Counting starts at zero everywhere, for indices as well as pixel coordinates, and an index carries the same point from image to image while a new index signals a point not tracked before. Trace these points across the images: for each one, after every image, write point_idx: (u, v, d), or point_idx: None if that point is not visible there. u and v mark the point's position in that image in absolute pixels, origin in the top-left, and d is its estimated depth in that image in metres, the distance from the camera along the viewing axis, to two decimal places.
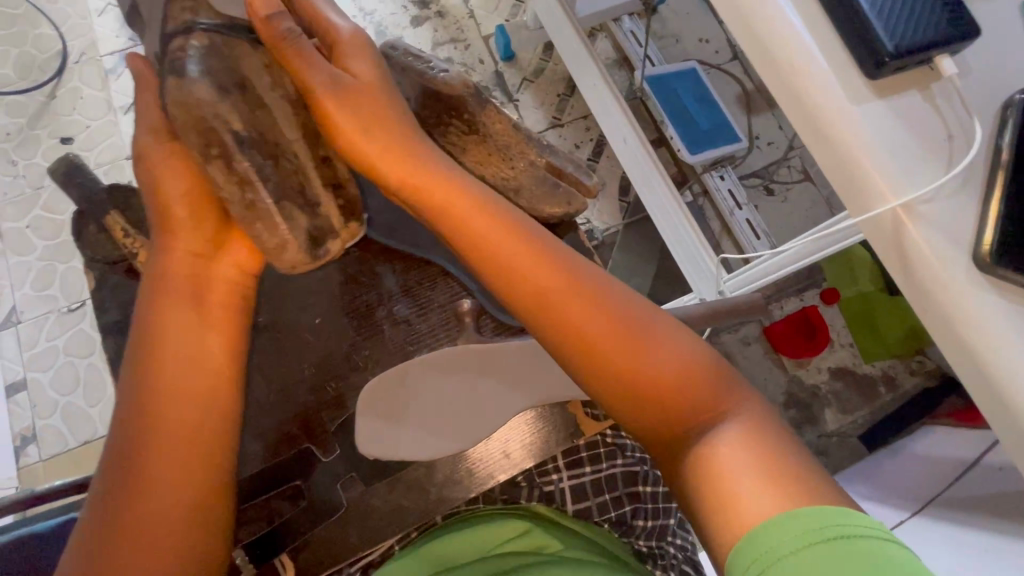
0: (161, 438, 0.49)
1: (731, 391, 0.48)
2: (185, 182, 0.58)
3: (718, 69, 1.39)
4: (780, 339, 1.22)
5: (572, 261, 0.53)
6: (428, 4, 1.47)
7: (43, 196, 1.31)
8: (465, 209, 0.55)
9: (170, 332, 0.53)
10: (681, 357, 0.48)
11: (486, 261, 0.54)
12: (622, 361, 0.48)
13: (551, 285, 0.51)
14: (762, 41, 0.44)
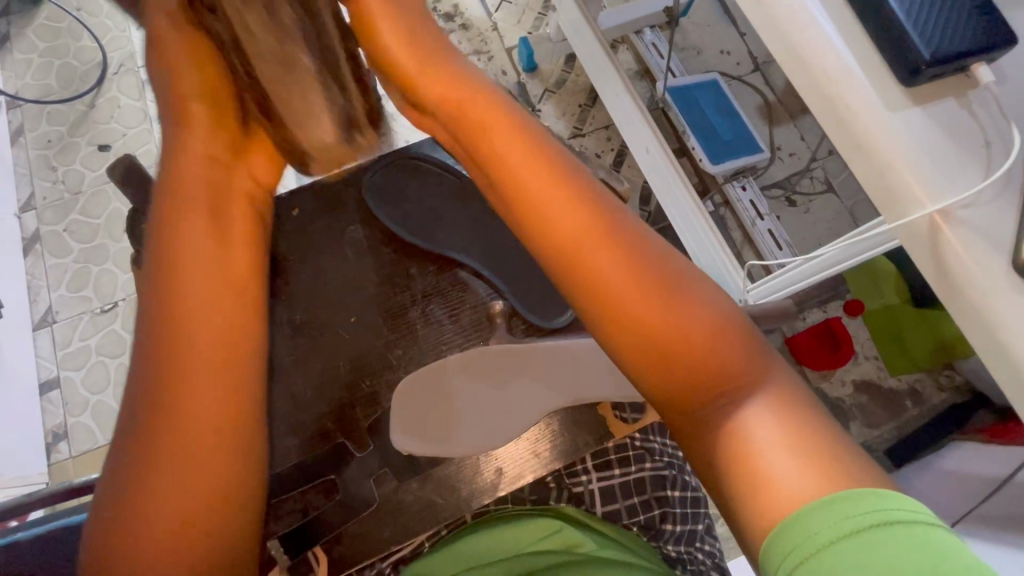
0: (181, 382, 0.44)
1: (762, 360, 0.44)
2: (200, 78, 0.52)
3: (739, 81, 1.40)
4: (804, 351, 1.20)
5: (607, 206, 0.48)
6: (453, 17, 1.50)
7: (80, 200, 1.36)
8: (499, 144, 0.51)
9: (191, 263, 0.48)
10: (714, 314, 0.44)
11: (519, 198, 0.49)
12: (654, 311, 0.44)
13: (595, 245, 0.46)
14: (797, 51, 0.45)
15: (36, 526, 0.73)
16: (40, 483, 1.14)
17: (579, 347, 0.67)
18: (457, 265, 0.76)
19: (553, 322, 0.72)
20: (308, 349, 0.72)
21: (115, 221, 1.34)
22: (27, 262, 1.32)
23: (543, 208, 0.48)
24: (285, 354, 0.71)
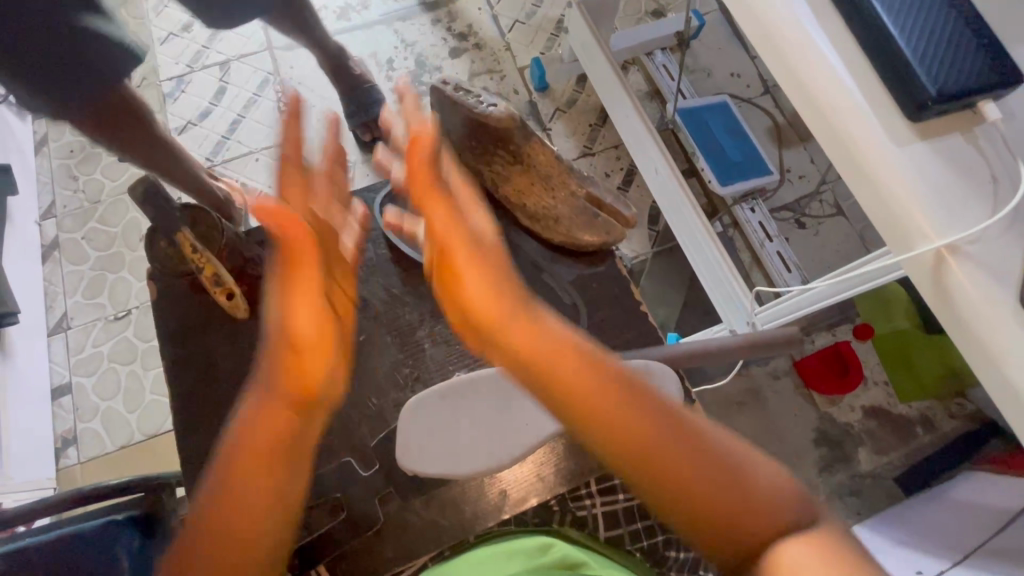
0: (250, 522, 0.46)
1: (796, 498, 0.46)
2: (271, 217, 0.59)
3: (749, 104, 1.41)
4: (811, 374, 1.20)
5: (621, 368, 0.51)
6: (467, 37, 1.53)
7: (99, 209, 1.39)
8: (503, 306, 0.53)
9: (271, 413, 0.50)
10: (758, 474, 0.46)
11: (534, 365, 0.51)
12: (681, 471, 0.46)
13: (592, 397, 0.48)
14: (803, 84, 0.46)
15: (43, 534, 0.74)
16: (48, 488, 1.15)
17: None
18: None
19: None
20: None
21: (132, 230, 1.37)
22: (45, 269, 1.34)
23: (558, 373, 0.50)
24: None
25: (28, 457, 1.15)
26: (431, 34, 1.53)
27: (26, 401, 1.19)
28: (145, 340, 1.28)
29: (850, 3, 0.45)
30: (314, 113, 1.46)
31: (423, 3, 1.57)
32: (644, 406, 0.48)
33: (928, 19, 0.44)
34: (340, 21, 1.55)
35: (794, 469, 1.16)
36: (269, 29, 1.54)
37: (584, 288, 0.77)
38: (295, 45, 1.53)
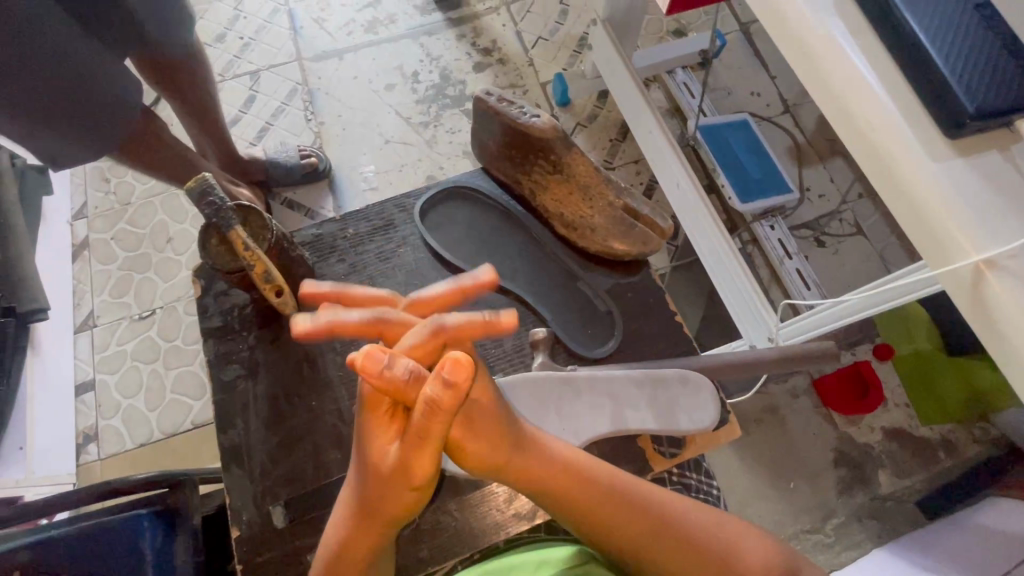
0: None
1: (750, 539, 0.53)
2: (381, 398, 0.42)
3: (769, 122, 1.43)
4: (829, 392, 1.18)
5: (589, 467, 0.53)
6: (491, 52, 1.56)
7: (129, 211, 1.42)
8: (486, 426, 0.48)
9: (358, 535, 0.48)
10: (714, 534, 0.52)
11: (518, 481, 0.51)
12: (661, 550, 0.51)
13: (577, 498, 0.51)
14: (842, 101, 0.47)
15: (70, 525, 0.75)
16: (68, 483, 1.17)
17: (619, 378, 0.67)
18: (500, 290, 0.78)
19: (592, 352, 0.75)
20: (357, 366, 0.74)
21: (160, 232, 1.40)
22: (75, 267, 1.37)
23: (539, 479, 0.51)
24: (327, 369, 0.73)
25: (51, 451, 1.17)
26: (455, 49, 1.57)
27: (51, 396, 1.21)
28: (168, 339, 1.31)
29: (888, 26, 0.46)
30: (340, 123, 1.50)
31: (448, 19, 1.61)
32: (632, 515, 0.52)
33: (966, 40, 0.45)
34: (367, 34, 1.59)
35: (813, 489, 1.14)
36: (298, 40, 1.59)
37: (619, 297, 0.78)
38: (323, 56, 1.57)
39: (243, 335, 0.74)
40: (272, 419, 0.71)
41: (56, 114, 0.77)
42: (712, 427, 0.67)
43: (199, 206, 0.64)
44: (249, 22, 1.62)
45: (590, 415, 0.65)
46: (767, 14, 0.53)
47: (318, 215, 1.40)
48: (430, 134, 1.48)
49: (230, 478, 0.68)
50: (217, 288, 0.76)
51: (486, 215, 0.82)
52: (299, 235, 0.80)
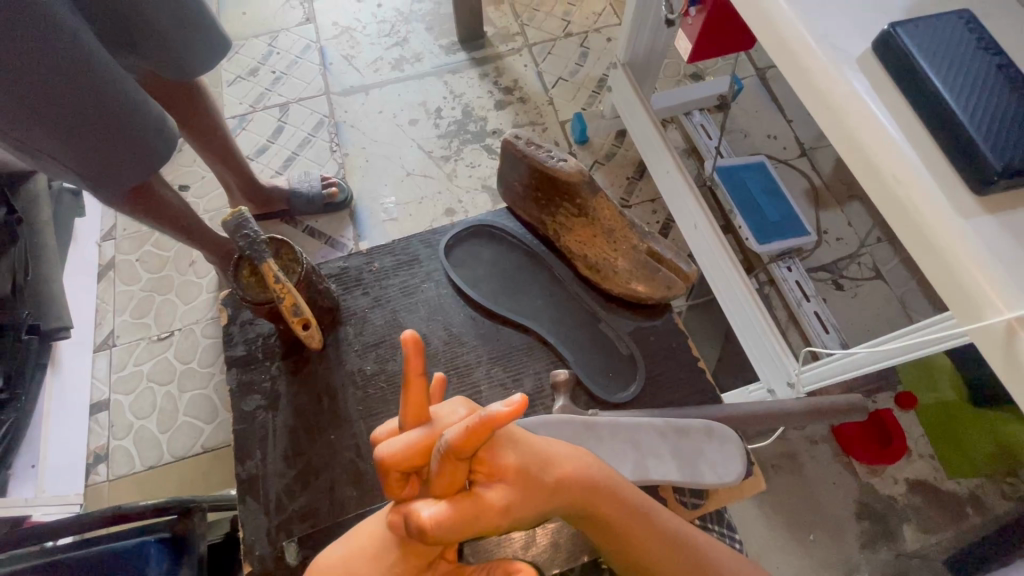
0: None
1: None
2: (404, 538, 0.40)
3: (787, 165, 1.44)
4: (851, 440, 1.15)
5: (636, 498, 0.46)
6: (512, 91, 1.61)
7: (156, 234, 1.46)
8: (531, 477, 0.41)
9: None
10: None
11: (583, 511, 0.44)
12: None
13: (634, 528, 0.46)
14: (868, 155, 0.48)
15: (78, 550, 0.75)
16: (76, 504, 1.16)
17: (644, 426, 0.66)
18: (522, 329, 0.78)
19: (615, 397, 0.74)
20: (376, 401, 0.73)
21: (184, 255, 1.44)
22: (99, 287, 1.40)
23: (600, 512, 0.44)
24: (348, 402, 0.73)
25: (62, 471, 1.17)
26: (478, 87, 1.62)
27: (67, 415, 1.22)
28: (184, 362, 1.32)
29: (913, 84, 0.47)
30: (363, 155, 1.54)
31: (472, 59, 1.67)
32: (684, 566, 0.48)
33: (991, 98, 0.46)
34: (393, 71, 1.66)
35: (835, 542, 1.10)
36: (327, 76, 1.65)
37: (642, 340, 0.78)
38: (350, 91, 1.63)
39: (266, 364, 0.75)
40: (290, 450, 0.71)
41: (92, 139, 0.75)
42: (737, 483, 0.65)
43: (233, 238, 0.65)
44: (281, 57, 1.69)
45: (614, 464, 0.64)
46: (789, 67, 0.54)
47: (339, 244, 1.43)
48: (450, 168, 1.52)
49: (244, 510, 0.68)
50: (243, 317, 0.78)
51: (510, 254, 0.84)
52: (326, 268, 0.82)
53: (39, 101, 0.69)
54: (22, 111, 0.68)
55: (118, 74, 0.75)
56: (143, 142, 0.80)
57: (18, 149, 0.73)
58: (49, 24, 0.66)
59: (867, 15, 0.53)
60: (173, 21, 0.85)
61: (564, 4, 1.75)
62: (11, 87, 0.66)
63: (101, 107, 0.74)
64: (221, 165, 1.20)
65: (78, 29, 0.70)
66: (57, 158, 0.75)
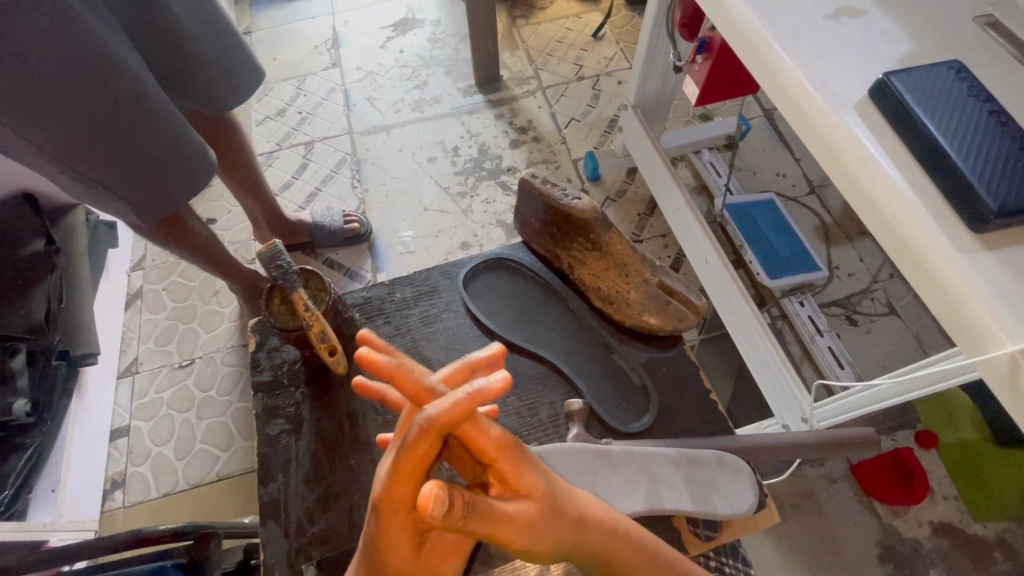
0: None
1: None
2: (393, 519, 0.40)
3: (796, 202, 1.47)
4: (871, 479, 1.12)
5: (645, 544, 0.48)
6: (527, 131, 1.68)
7: (182, 264, 1.52)
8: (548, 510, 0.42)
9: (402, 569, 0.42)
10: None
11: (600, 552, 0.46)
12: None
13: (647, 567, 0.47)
14: (869, 195, 0.51)
15: None
16: (92, 530, 1.17)
17: (657, 455, 0.66)
18: (537, 358, 0.80)
19: (628, 426, 0.75)
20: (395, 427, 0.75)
21: (208, 285, 1.49)
22: (126, 316, 1.45)
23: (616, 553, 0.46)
24: (369, 427, 0.75)
25: (80, 496, 1.17)
26: (493, 127, 1.69)
27: (90, 440, 1.24)
28: (203, 389, 1.35)
29: (909, 130, 0.50)
30: (383, 191, 1.60)
31: (488, 100, 1.75)
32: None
33: (984, 142, 0.48)
34: (413, 113, 1.74)
35: None
36: (351, 116, 1.74)
37: (655, 370, 0.79)
38: (372, 131, 1.71)
39: (291, 389, 0.78)
40: (311, 474, 0.72)
41: (139, 170, 0.81)
42: (748, 514, 0.65)
43: (267, 268, 0.69)
44: (308, 99, 1.79)
45: (625, 494, 0.64)
46: (792, 112, 0.58)
47: (357, 276, 1.47)
48: (466, 204, 1.57)
49: (266, 532, 0.69)
50: (270, 344, 0.81)
51: (526, 286, 0.86)
52: (349, 297, 0.85)
53: (97, 137, 0.75)
54: (80, 146, 0.74)
55: (164, 105, 0.80)
56: (183, 172, 0.86)
57: (72, 181, 0.79)
58: (105, 62, 0.72)
59: (863, 65, 0.56)
60: (214, 67, 0.93)
61: (576, 49, 1.84)
62: (69, 126, 0.72)
63: (146, 135, 0.79)
64: (248, 198, 1.25)
65: (132, 67, 0.75)
66: (108, 190, 0.81)
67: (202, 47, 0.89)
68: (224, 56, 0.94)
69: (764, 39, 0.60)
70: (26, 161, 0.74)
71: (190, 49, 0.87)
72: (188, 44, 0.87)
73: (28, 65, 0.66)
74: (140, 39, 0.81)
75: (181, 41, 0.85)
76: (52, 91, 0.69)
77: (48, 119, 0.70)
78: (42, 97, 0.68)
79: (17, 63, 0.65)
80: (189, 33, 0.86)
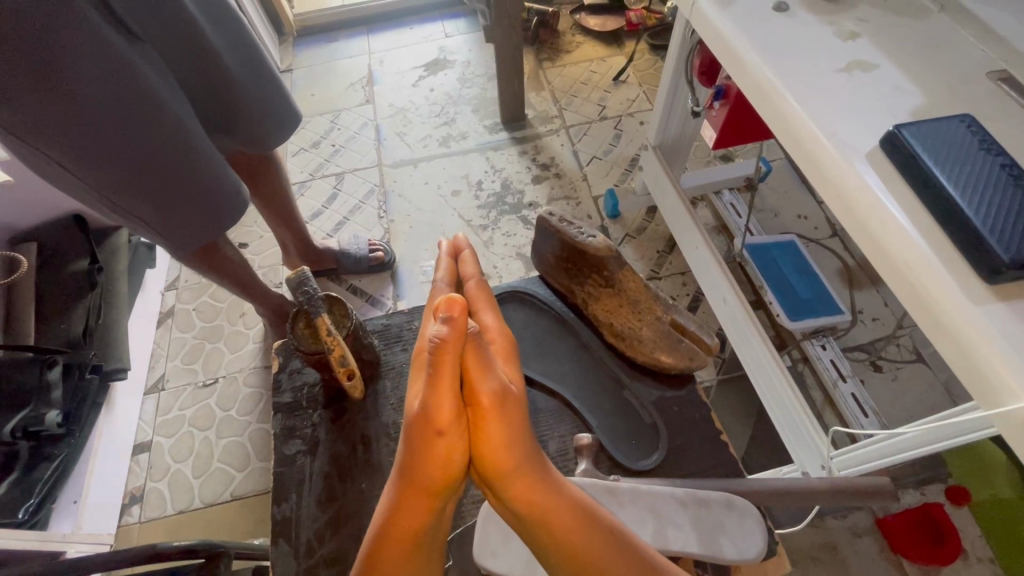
0: None
1: None
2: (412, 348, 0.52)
3: (818, 245, 1.47)
4: (897, 535, 1.08)
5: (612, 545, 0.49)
6: (549, 167, 1.72)
7: (213, 286, 1.59)
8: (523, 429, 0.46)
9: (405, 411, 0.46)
10: None
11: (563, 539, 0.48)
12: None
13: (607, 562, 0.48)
14: (880, 243, 0.51)
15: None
16: (108, 543, 1.19)
17: (665, 493, 0.66)
18: (549, 392, 0.81)
19: (638, 463, 0.75)
20: None
21: (236, 306, 1.54)
22: (157, 333, 1.51)
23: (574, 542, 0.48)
24: (384, 451, 0.77)
25: (98, 509, 1.20)
26: (517, 163, 1.75)
27: (113, 453, 1.27)
28: (224, 408, 1.38)
29: (921, 184, 0.51)
30: (407, 221, 1.65)
31: (513, 137, 1.81)
32: None
33: (999, 196, 0.48)
34: (440, 148, 1.81)
35: None
36: (381, 150, 1.82)
37: (668, 409, 0.79)
38: (400, 164, 1.78)
39: (309, 411, 0.80)
40: (325, 495, 0.74)
41: (179, 207, 0.87)
42: (757, 561, 0.63)
43: (295, 293, 0.72)
44: (342, 133, 1.88)
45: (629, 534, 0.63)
46: (803, 158, 0.59)
47: (378, 303, 1.51)
48: (487, 236, 1.60)
49: (278, 552, 0.70)
50: (292, 366, 0.83)
51: (541, 319, 0.88)
52: (372, 324, 0.88)
53: (143, 176, 0.81)
54: (126, 184, 0.80)
55: (205, 149, 0.86)
56: (219, 209, 0.92)
57: (116, 213, 0.85)
58: (156, 110, 0.78)
59: (875, 117, 0.58)
60: (260, 108, 0.99)
61: (600, 91, 1.90)
62: (118, 165, 0.78)
63: (185, 177, 0.85)
64: (282, 227, 1.31)
65: (181, 114, 0.81)
66: (146, 223, 0.87)
67: (249, 92, 0.96)
68: (271, 100, 1.01)
69: (777, 89, 0.62)
70: (73, 195, 0.81)
71: (237, 94, 0.94)
72: (237, 90, 0.94)
73: (87, 114, 0.72)
74: (189, 86, 0.88)
75: (228, 87, 0.92)
76: (108, 137, 0.75)
77: (101, 159, 0.76)
78: (96, 140, 0.75)
79: (74, 111, 0.71)
80: (235, 78, 0.92)
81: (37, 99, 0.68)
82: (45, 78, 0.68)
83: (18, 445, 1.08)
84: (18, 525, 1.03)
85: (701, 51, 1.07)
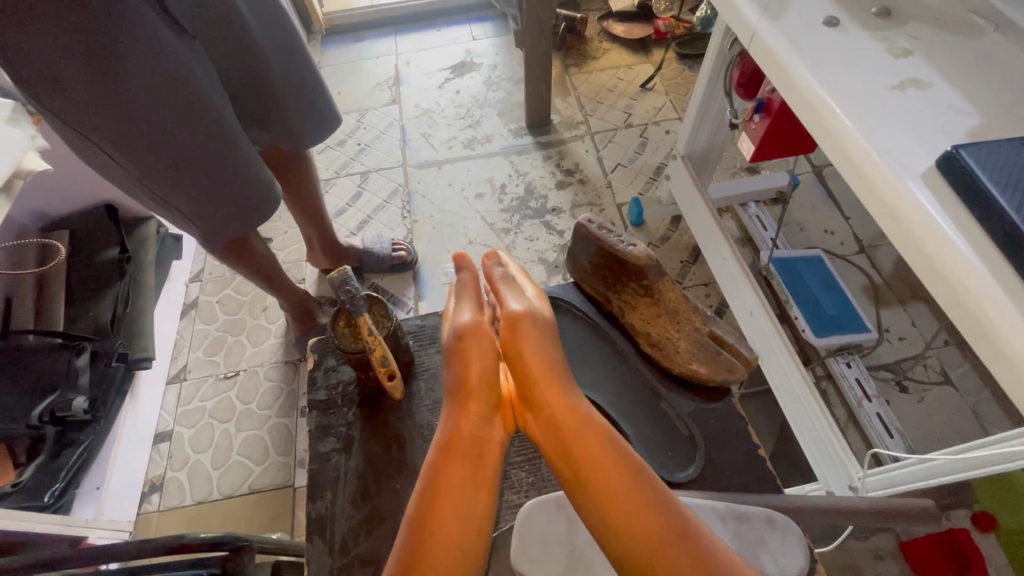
0: None
1: None
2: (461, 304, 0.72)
3: (844, 260, 1.45)
4: (922, 560, 1.05)
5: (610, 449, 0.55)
6: (573, 173, 1.72)
7: (236, 279, 1.60)
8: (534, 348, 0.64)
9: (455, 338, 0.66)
10: None
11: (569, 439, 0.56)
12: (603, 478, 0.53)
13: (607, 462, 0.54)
14: (935, 265, 0.50)
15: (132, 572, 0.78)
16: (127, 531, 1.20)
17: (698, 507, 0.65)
18: None
19: (675, 475, 0.75)
20: None
21: (258, 300, 1.56)
22: (181, 324, 1.53)
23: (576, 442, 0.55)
24: (416, 452, 0.77)
25: (119, 497, 1.21)
26: (541, 168, 1.75)
27: (136, 441, 1.28)
28: (245, 402, 1.39)
29: (980, 206, 0.50)
30: (430, 222, 1.66)
31: (537, 142, 1.81)
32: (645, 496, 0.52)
33: None
34: (464, 150, 1.81)
35: None
36: (406, 151, 1.83)
37: (699, 422, 0.79)
38: (424, 165, 1.79)
39: (344, 409, 0.80)
40: (356, 493, 0.74)
41: (215, 202, 0.88)
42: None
43: (338, 291, 0.72)
44: (367, 132, 1.89)
45: None
46: (854, 176, 0.59)
47: (400, 303, 1.51)
48: (509, 240, 1.60)
49: (311, 549, 0.71)
50: (328, 363, 0.84)
51: (574, 326, 0.88)
52: (405, 324, 0.89)
53: (184, 171, 0.82)
54: (167, 177, 0.82)
55: (243, 146, 0.87)
56: (252, 206, 0.93)
57: (155, 203, 0.87)
58: (200, 107, 0.79)
59: (929, 137, 0.57)
60: (297, 106, 1.00)
61: (626, 98, 1.90)
62: (161, 158, 0.80)
63: (223, 174, 0.86)
64: (308, 223, 1.32)
65: (224, 112, 0.82)
66: (183, 215, 0.88)
67: (286, 88, 0.97)
68: (308, 96, 1.02)
69: (828, 105, 0.62)
70: (117, 183, 0.83)
71: (276, 90, 0.95)
72: (276, 86, 0.94)
73: (136, 108, 0.74)
74: (230, 82, 0.89)
75: (268, 82, 0.93)
76: (154, 130, 0.77)
77: (146, 152, 0.78)
78: (143, 133, 0.76)
79: (123, 104, 0.73)
80: (275, 73, 0.93)
81: (90, 91, 0.70)
82: (99, 71, 0.69)
83: (45, 430, 1.09)
84: (43, 508, 1.04)
85: (740, 63, 1.06)
